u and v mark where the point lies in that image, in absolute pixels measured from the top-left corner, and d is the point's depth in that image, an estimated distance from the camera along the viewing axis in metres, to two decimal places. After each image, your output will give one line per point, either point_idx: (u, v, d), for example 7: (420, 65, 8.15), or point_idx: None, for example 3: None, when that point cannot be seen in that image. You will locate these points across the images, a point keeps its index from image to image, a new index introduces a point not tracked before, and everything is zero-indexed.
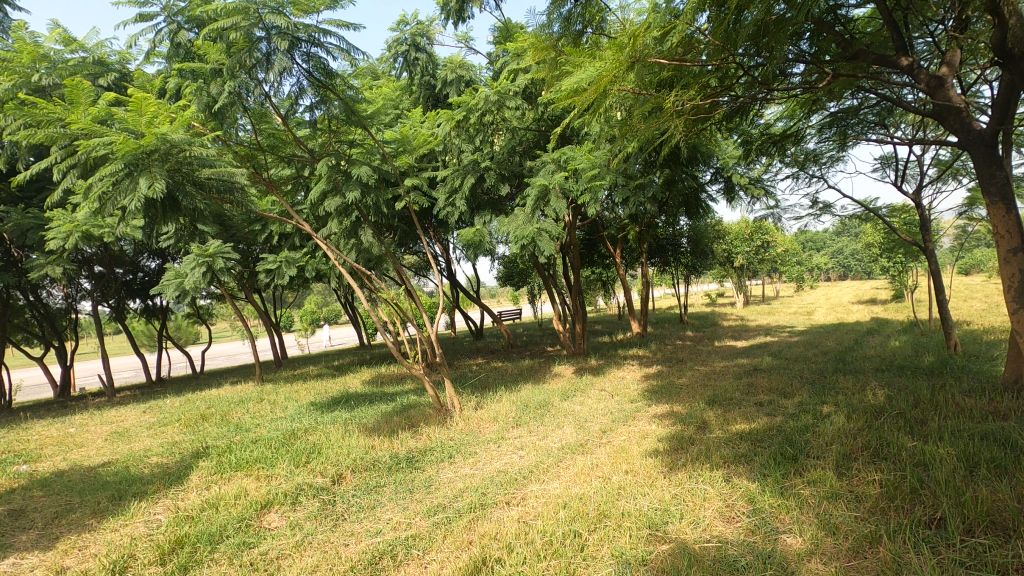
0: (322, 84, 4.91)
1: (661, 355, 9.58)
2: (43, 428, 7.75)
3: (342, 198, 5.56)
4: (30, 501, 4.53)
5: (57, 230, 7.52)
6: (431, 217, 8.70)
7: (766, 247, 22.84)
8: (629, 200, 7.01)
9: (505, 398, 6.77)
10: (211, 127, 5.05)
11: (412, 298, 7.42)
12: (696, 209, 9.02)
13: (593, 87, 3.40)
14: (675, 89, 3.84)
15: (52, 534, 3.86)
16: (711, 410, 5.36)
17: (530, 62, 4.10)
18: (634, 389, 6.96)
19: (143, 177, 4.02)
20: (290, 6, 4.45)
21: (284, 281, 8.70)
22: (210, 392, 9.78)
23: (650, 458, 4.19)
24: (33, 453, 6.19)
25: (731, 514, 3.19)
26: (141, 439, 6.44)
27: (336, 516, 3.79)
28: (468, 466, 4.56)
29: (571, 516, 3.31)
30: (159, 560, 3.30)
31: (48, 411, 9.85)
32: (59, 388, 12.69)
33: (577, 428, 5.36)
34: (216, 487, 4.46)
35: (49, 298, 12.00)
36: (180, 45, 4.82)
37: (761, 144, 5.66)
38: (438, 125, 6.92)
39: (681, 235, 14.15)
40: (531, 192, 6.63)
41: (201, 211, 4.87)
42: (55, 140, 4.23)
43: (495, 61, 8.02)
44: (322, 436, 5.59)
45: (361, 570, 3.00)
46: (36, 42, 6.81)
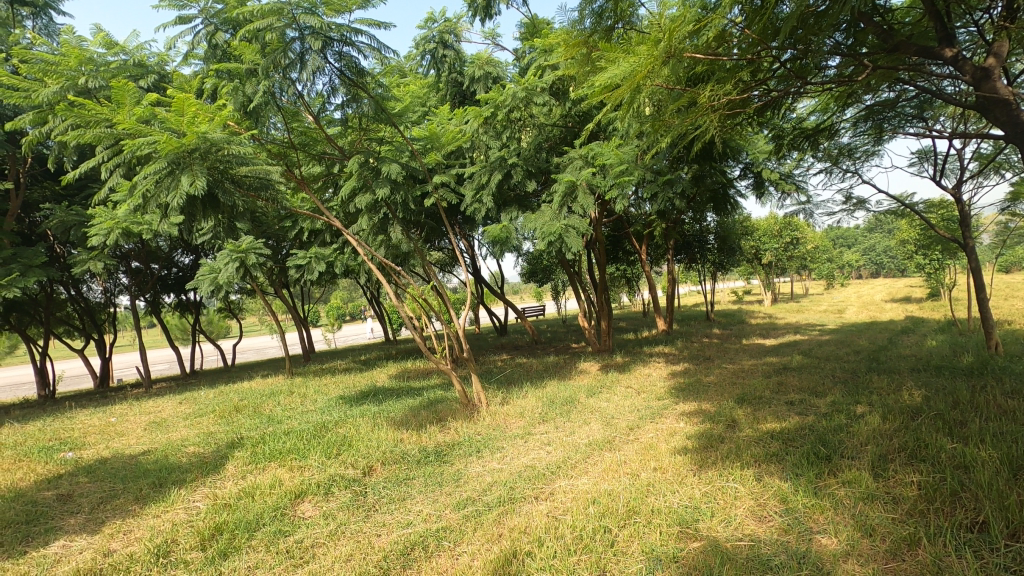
0: (353, 82, 4.97)
1: (688, 352, 9.48)
2: (86, 417, 8.06)
3: (373, 195, 5.66)
4: (77, 487, 4.73)
5: (99, 227, 7.77)
6: (458, 213, 8.74)
7: (796, 244, 22.42)
8: (657, 195, 6.96)
9: (531, 394, 6.78)
10: (246, 126, 5.18)
11: (438, 295, 7.46)
12: (724, 205, 8.87)
13: (627, 82, 3.37)
14: (710, 84, 3.78)
15: (99, 518, 4.02)
16: (741, 409, 5.29)
17: (560, 58, 4.07)
18: (661, 387, 6.88)
19: (185, 175, 4.15)
20: (323, 6, 4.48)
21: (313, 276, 8.89)
22: (241, 384, 10.02)
23: (679, 456, 4.16)
24: (77, 441, 6.45)
25: (763, 514, 3.16)
26: (178, 430, 6.64)
27: (367, 507, 3.87)
28: (496, 461, 4.60)
29: (601, 512, 3.32)
30: (200, 546, 3.43)
31: (89, 400, 10.23)
32: (98, 379, 13.16)
33: (605, 425, 5.36)
34: (251, 476, 4.58)
35: (90, 292, 12.43)
36: (217, 46, 4.97)
37: (793, 138, 5.54)
38: (467, 122, 6.97)
39: (709, 232, 14.00)
40: (558, 188, 6.61)
41: (238, 209, 5.01)
42: (101, 140, 4.40)
43: (522, 57, 8.02)
44: (352, 429, 5.69)
45: (392, 561, 3.05)
46: (82, 46, 7.04)
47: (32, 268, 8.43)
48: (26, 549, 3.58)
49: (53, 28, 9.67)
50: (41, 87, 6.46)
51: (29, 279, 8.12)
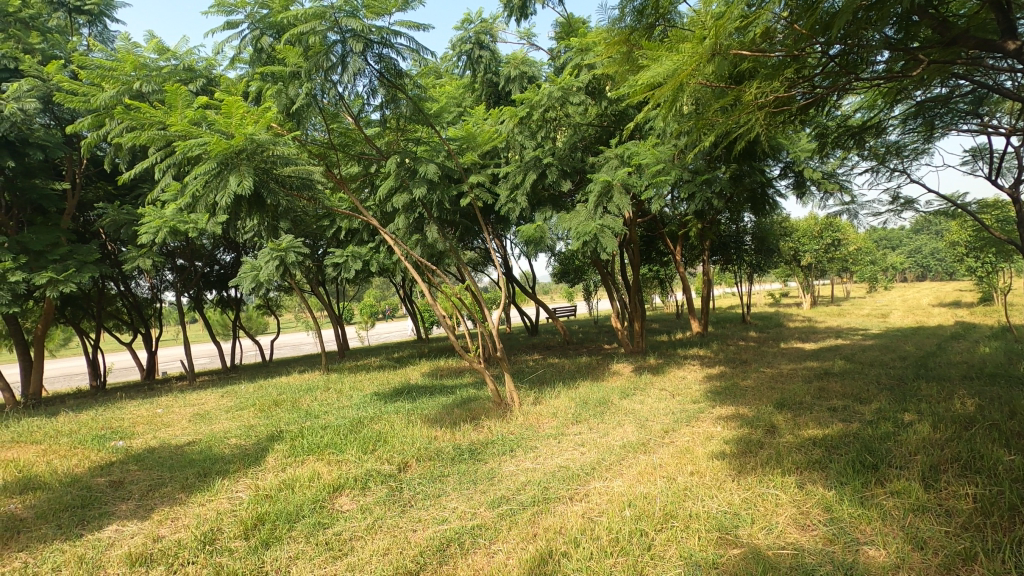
0: (392, 84, 5.04)
1: (724, 355, 9.29)
2: (135, 407, 8.41)
3: (410, 194, 5.74)
4: (127, 474, 4.95)
5: (148, 225, 8.09)
6: (492, 213, 8.77)
7: (838, 245, 21.71)
8: (695, 195, 6.85)
9: (564, 395, 6.75)
10: (289, 128, 5.31)
11: (472, 294, 7.51)
12: (763, 205, 8.62)
13: (670, 82, 3.32)
14: (755, 81, 3.69)
15: (149, 504, 4.19)
16: (781, 414, 5.15)
17: (600, 57, 4.04)
18: (696, 390, 6.77)
19: (233, 176, 4.29)
20: (363, 9, 4.56)
21: (349, 274, 9.08)
22: (280, 379, 10.30)
23: (717, 460, 4.08)
24: (127, 430, 6.72)
25: (806, 522, 3.08)
26: (221, 421, 6.86)
27: (403, 502, 3.92)
28: (530, 460, 4.60)
29: (637, 515, 3.28)
30: (243, 535, 3.54)
31: (138, 392, 10.66)
32: (145, 371, 13.70)
33: (639, 427, 5.30)
34: (290, 469, 4.71)
35: (138, 287, 12.95)
36: (262, 50, 5.12)
37: (838, 136, 5.36)
38: (502, 121, 6.99)
39: (745, 232, 13.67)
40: (594, 188, 6.56)
41: (282, 208, 5.14)
42: (155, 142, 4.57)
43: (558, 57, 8.02)
44: (387, 425, 5.79)
45: (429, 556, 3.09)
46: (135, 52, 7.35)
47: (87, 264, 8.83)
48: (82, 532, 3.76)
49: (107, 35, 10.09)
50: (97, 91, 6.77)
51: (85, 275, 8.52)
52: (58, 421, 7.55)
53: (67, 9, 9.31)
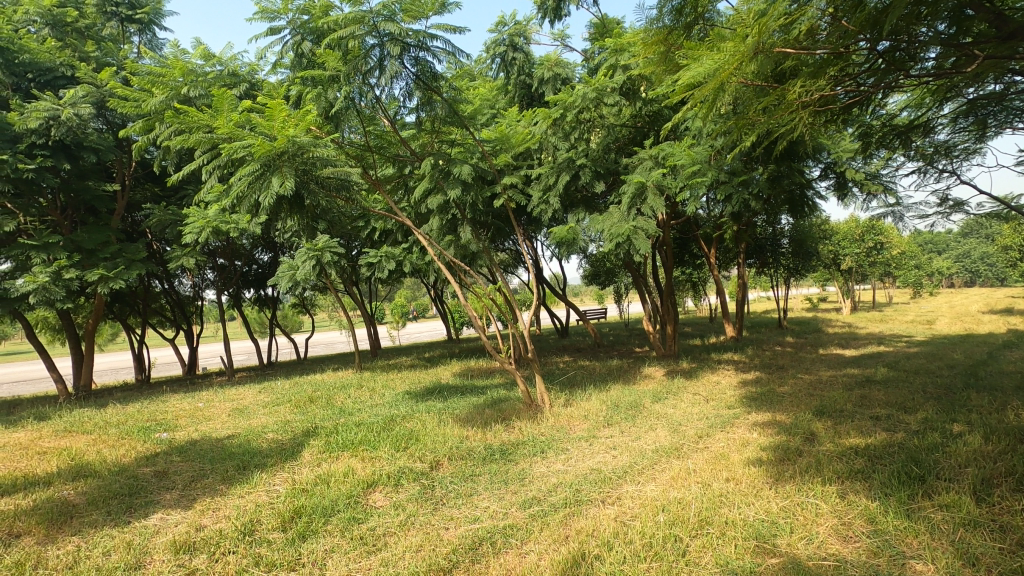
0: (428, 87, 5.11)
1: (760, 361, 9.08)
2: (177, 401, 8.71)
3: (444, 195, 5.82)
4: (171, 465, 5.13)
5: (192, 225, 8.39)
6: (524, 214, 8.78)
7: (880, 249, 20.95)
8: (731, 197, 6.73)
9: (595, 397, 6.71)
10: (328, 131, 5.44)
11: (504, 295, 7.53)
12: (801, 208, 8.29)
13: (712, 81, 3.27)
14: (799, 80, 3.60)
15: (191, 495, 4.34)
16: (820, 422, 5.00)
17: (638, 56, 4.00)
18: (731, 395, 6.64)
19: (276, 177, 4.42)
20: (401, 13, 4.66)
21: (383, 273, 9.21)
22: (315, 376, 10.52)
23: (753, 467, 3.99)
24: (170, 423, 6.97)
25: (848, 534, 2.98)
26: (258, 417, 7.05)
27: (435, 500, 3.96)
28: (561, 462, 4.58)
29: (671, 520, 3.24)
30: (280, 527, 3.63)
31: (180, 386, 11.05)
32: (186, 366, 14.17)
33: (672, 431, 5.23)
34: (326, 464, 4.81)
35: (181, 285, 13.42)
36: (303, 55, 5.24)
37: (882, 136, 5.18)
38: (535, 123, 7.00)
39: (783, 234, 13.34)
40: (627, 190, 6.50)
41: (321, 209, 5.27)
42: (202, 144, 4.74)
43: (592, 58, 8.00)
44: (419, 424, 5.85)
45: (461, 554, 3.11)
46: (183, 58, 7.64)
47: (134, 263, 9.20)
48: (130, 519, 3.92)
49: (156, 42, 10.49)
50: (147, 96, 7.06)
51: (133, 273, 8.88)
52: (106, 412, 7.88)
53: (120, 18, 9.72)
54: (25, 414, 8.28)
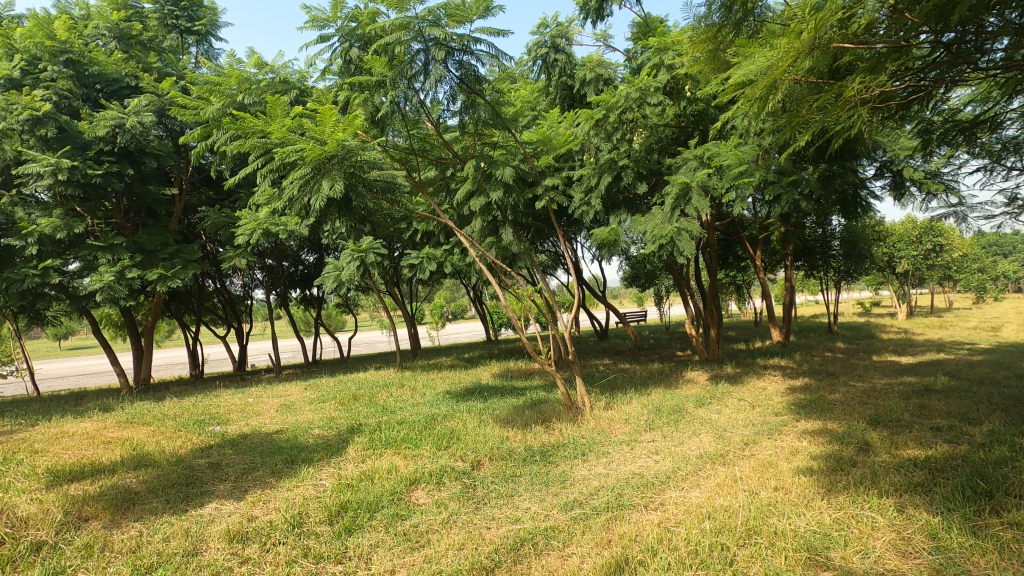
0: (471, 90, 5.16)
1: (809, 367, 8.76)
2: (229, 396, 9.07)
3: (487, 197, 5.87)
4: (224, 457, 5.35)
5: (244, 227, 8.73)
6: (564, 215, 8.76)
7: (940, 251, 19.89)
8: (780, 197, 6.53)
9: (636, 401, 6.62)
10: (374, 135, 5.57)
11: (544, 297, 7.52)
12: (854, 208, 7.96)
13: (764, 80, 3.20)
14: (856, 75, 3.47)
15: (243, 486, 4.51)
16: (875, 432, 4.80)
17: (686, 56, 3.94)
18: (779, 401, 6.43)
19: (326, 180, 4.57)
20: (446, 18, 4.73)
21: (424, 274, 9.35)
22: (359, 375, 10.77)
23: (803, 476, 3.86)
24: (222, 417, 7.26)
25: (908, 549, 2.85)
26: (305, 413, 7.27)
27: (477, 500, 3.99)
28: (602, 466, 4.55)
29: (717, 528, 3.17)
30: (327, 520, 3.73)
31: (231, 382, 11.49)
32: (236, 363, 14.71)
33: (716, 437, 5.11)
34: (370, 461, 4.92)
35: (232, 285, 13.96)
36: (350, 61, 5.39)
37: (944, 133, 4.91)
38: (577, 124, 6.98)
39: (833, 236, 12.84)
40: (671, 190, 6.40)
41: (367, 211, 5.40)
42: (257, 149, 4.93)
43: (634, 58, 7.93)
44: (459, 423, 5.91)
45: (503, 554, 3.13)
46: (238, 67, 7.97)
47: (191, 263, 9.61)
48: (187, 508, 4.11)
49: (212, 52, 10.96)
50: (205, 104, 7.40)
51: (189, 273, 9.31)
52: (164, 405, 8.28)
53: (180, 30, 10.22)
54: (91, 405, 8.79)
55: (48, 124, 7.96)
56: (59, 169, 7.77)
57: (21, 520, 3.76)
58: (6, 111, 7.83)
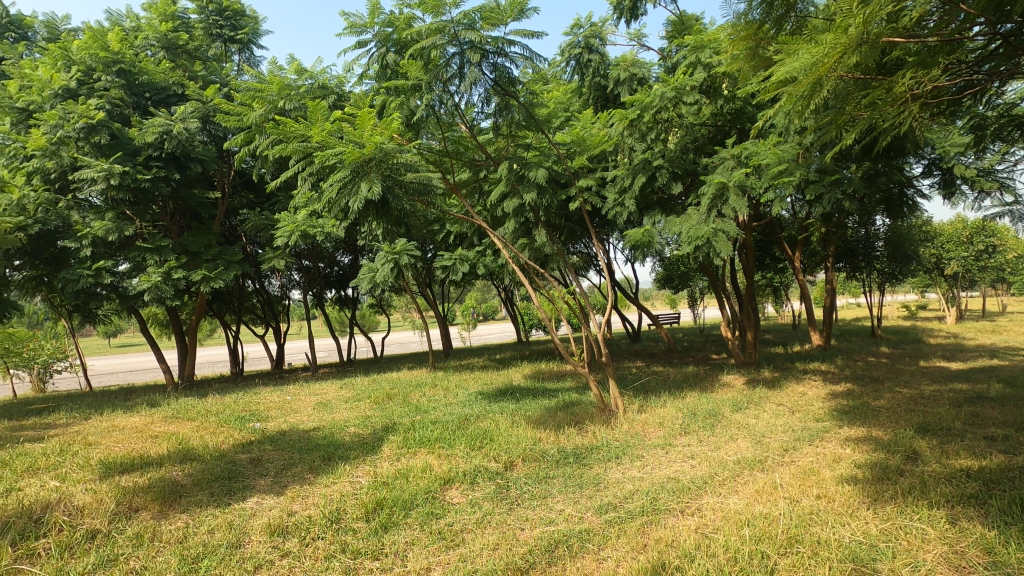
0: (506, 92, 5.19)
1: (851, 372, 8.48)
2: (268, 394, 9.32)
3: (520, 198, 5.88)
4: (264, 453, 5.51)
5: (283, 229, 8.98)
6: (597, 216, 8.72)
7: (992, 252, 18.97)
8: (821, 197, 6.35)
9: (671, 404, 6.53)
10: (410, 137, 5.64)
11: (577, 299, 7.48)
12: (900, 207, 7.67)
13: (809, 76, 3.10)
14: (907, 71, 3.34)
15: (282, 482, 4.63)
16: (923, 440, 4.61)
17: (726, 54, 3.86)
18: (820, 407, 6.24)
19: (364, 182, 4.67)
20: (481, 21, 4.77)
21: (457, 276, 9.43)
22: (392, 374, 10.92)
23: (847, 485, 3.73)
24: (262, 414, 7.47)
25: (961, 564, 2.73)
26: (341, 411, 7.42)
27: (510, 500, 4.01)
28: (637, 469, 4.50)
29: (757, 535, 3.10)
30: (364, 517, 3.79)
31: (269, 380, 11.81)
32: (275, 361, 15.10)
33: (754, 443, 5.00)
34: (404, 459, 4.99)
35: (271, 285, 14.35)
36: (387, 66, 5.48)
37: (999, 128, 4.69)
38: (611, 125, 6.94)
39: (877, 237, 12.40)
40: (707, 191, 6.30)
41: (403, 213, 5.48)
42: (298, 153, 5.05)
43: (669, 57, 7.84)
44: (492, 424, 5.94)
45: (538, 555, 3.13)
46: (280, 74, 8.21)
47: (232, 264, 9.92)
48: (229, 501, 4.24)
49: (254, 60, 11.30)
50: (247, 110, 7.64)
51: (231, 273, 9.61)
52: (207, 402, 8.57)
53: (223, 39, 10.59)
54: (140, 400, 9.16)
55: (102, 131, 8.33)
56: (111, 174, 8.12)
57: (77, 509, 3.95)
58: (63, 119, 8.20)
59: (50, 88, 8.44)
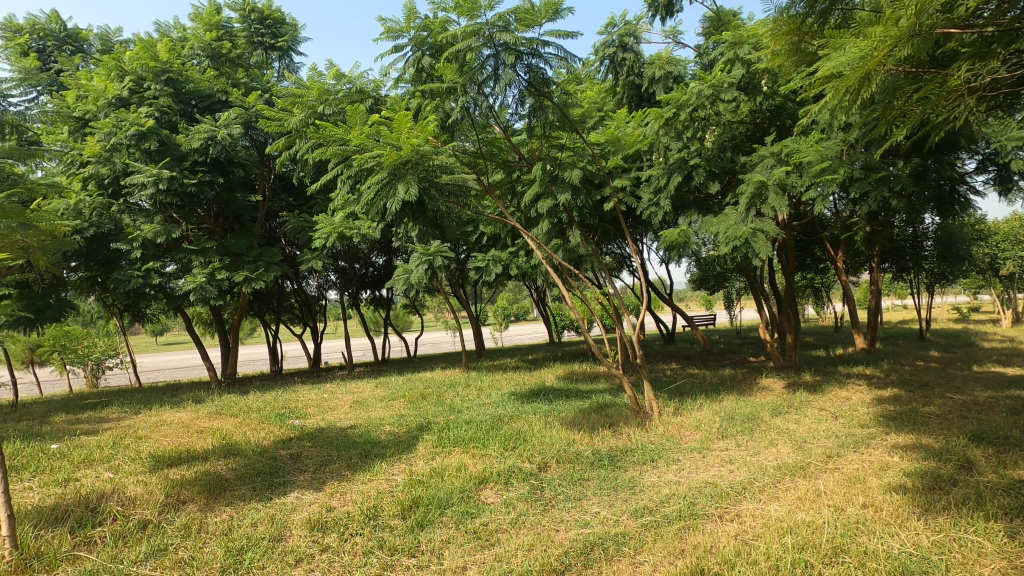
0: (540, 92, 5.19)
1: (898, 376, 8.16)
2: (306, 392, 9.56)
3: (555, 199, 5.87)
4: (304, 449, 5.65)
5: (321, 231, 9.20)
6: (631, 216, 8.63)
7: None
8: (866, 196, 6.14)
9: (707, 407, 6.41)
10: (445, 139, 5.69)
11: (611, 300, 7.41)
12: (951, 205, 7.34)
13: (857, 70, 3.00)
14: (961, 62, 3.19)
15: (321, 478, 4.74)
16: (978, 449, 4.39)
17: (767, 49, 3.75)
18: (864, 412, 6.03)
19: (401, 184, 4.74)
20: (516, 22, 4.78)
21: (489, 277, 9.48)
22: (426, 374, 11.05)
23: (896, 494, 3.59)
24: (301, 411, 7.67)
25: None
26: (376, 409, 7.56)
27: (545, 501, 4.00)
28: (672, 473, 4.43)
29: (799, 544, 3.02)
30: (401, 514, 3.85)
31: (307, 378, 12.10)
32: (312, 360, 15.46)
33: (795, 448, 4.86)
34: (439, 458, 5.05)
35: (308, 286, 14.70)
36: (422, 69, 5.55)
37: None
38: (646, 123, 6.86)
39: (927, 236, 11.88)
40: (745, 190, 6.17)
41: (439, 214, 5.54)
42: (337, 156, 5.16)
43: (706, 53, 7.69)
44: (525, 424, 5.94)
45: (573, 557, 3.12)
46: (319, 79, 8.41)
47: (273, 265, 10.20)
48: (271, 495, 4.37)
49: (293, 66, 11.59)
50: (288, 116, 7.85)
51: (271, 274, 9.89)
52: (248, 399, 8.84)
53: (265, 47, 10.90)
54: (185, 396, 9.51)
55: (151, 138, 8.70)
56: (160, 179, 8.48)
57: (129, 500, 4.13)
58: (115, 127, 8.60)
59: (104, 98, 8.87)
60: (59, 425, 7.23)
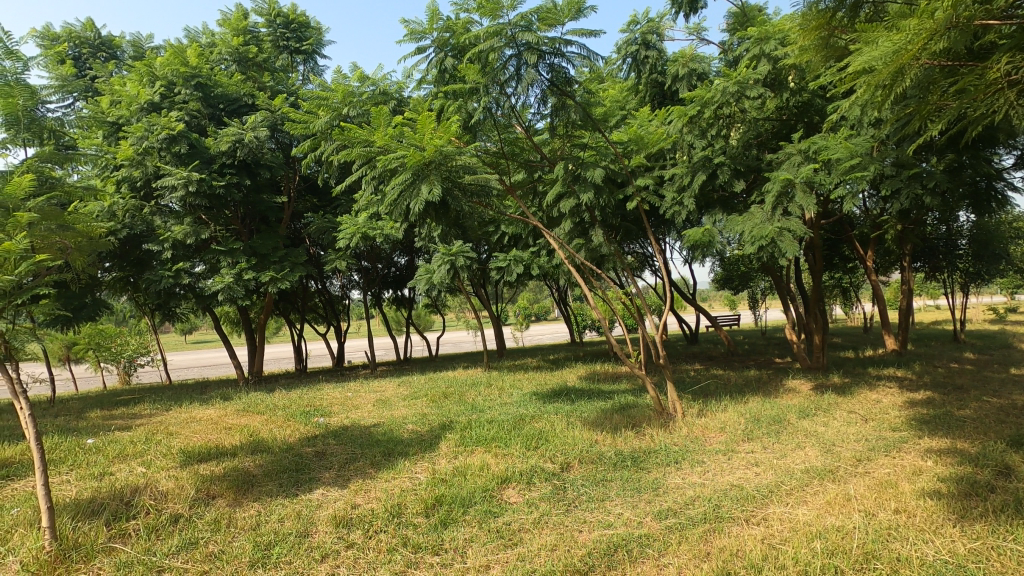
0: (562, 91, 5.18)
1: (932, 379, 7.92)
2: (330, 390, 9.68)
3: (577, 198, 5.86)
4: (328, 447, 5.73)
5: (345, 232, 9.32)
6: (654, 215, 8.55)
7: None
8: (897, 193, 5.98)
9: (732, 409, 6.31)
10: (467, 140, 5.72)
11: (633, 300, 7.35)
12: (987, 202, 7.10)
13: (889, 64, 2.93)
14: (999, 55, 3.10)
15: (346, 475, 4.80)
16: (1017, 454, 4.25)
17: (795, 44, 3.68)
18: (896, 415, 5.88)
19: (425, 184, 4.79)
20: (538, 22, 4.79)
21: (511, 277, 9.48)
22: (448, 373, 11.10)
23: (930, 500, 3.49)
24: (326, 409, 7.77)
25: None
26: (399, 408, 7.62)
27: (568, 501, 4.00)
28: (697, 475, 4.38)
29: (829, 549, 2.96)
30: (424, 512, 3.88)
31: (330, 377, 12.27)
32: (336, 359, 15.65)
33: (824, 452, 4.76)
34: (461, 457, 5.07)
35: (331, 286, 14.88)
36: (445, 70, 5.59)
37: None
38: (670, 122, 6.80)
39: (961, 234, 11.51)
40: (772, 188, 6.06)
41: (461, 214, 5.58)
42: (362, 157, 5.22)
43: (731, 49, 7.58)
44: (547, 424, 5.93)
45: (596, 558, 3.10)
46: (342, 82, 8.51)
47: (298, 265, 10.36)
48: (297, 492, 4.44)
49: (317, 69, 11.75)
50: (313, 118, 7.97)
51: (296, 274, 10.05)
52: (274, 397, 9.00)
53: (290, 51, 11.09)
54: (214, 393, 9.73)
55: (181, 141, 8.91)
56: (190, 181, 8.69)
57: (162, 494, 4.25)
58: (148, 131, 8.84)
59: (136, 103, 9.09)
60: (95, 421, 7.45)
